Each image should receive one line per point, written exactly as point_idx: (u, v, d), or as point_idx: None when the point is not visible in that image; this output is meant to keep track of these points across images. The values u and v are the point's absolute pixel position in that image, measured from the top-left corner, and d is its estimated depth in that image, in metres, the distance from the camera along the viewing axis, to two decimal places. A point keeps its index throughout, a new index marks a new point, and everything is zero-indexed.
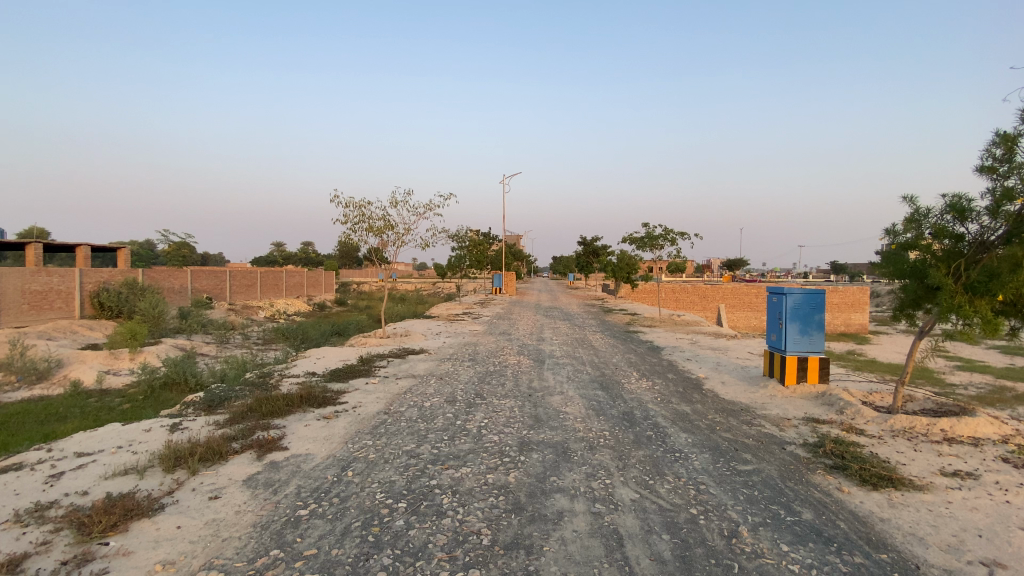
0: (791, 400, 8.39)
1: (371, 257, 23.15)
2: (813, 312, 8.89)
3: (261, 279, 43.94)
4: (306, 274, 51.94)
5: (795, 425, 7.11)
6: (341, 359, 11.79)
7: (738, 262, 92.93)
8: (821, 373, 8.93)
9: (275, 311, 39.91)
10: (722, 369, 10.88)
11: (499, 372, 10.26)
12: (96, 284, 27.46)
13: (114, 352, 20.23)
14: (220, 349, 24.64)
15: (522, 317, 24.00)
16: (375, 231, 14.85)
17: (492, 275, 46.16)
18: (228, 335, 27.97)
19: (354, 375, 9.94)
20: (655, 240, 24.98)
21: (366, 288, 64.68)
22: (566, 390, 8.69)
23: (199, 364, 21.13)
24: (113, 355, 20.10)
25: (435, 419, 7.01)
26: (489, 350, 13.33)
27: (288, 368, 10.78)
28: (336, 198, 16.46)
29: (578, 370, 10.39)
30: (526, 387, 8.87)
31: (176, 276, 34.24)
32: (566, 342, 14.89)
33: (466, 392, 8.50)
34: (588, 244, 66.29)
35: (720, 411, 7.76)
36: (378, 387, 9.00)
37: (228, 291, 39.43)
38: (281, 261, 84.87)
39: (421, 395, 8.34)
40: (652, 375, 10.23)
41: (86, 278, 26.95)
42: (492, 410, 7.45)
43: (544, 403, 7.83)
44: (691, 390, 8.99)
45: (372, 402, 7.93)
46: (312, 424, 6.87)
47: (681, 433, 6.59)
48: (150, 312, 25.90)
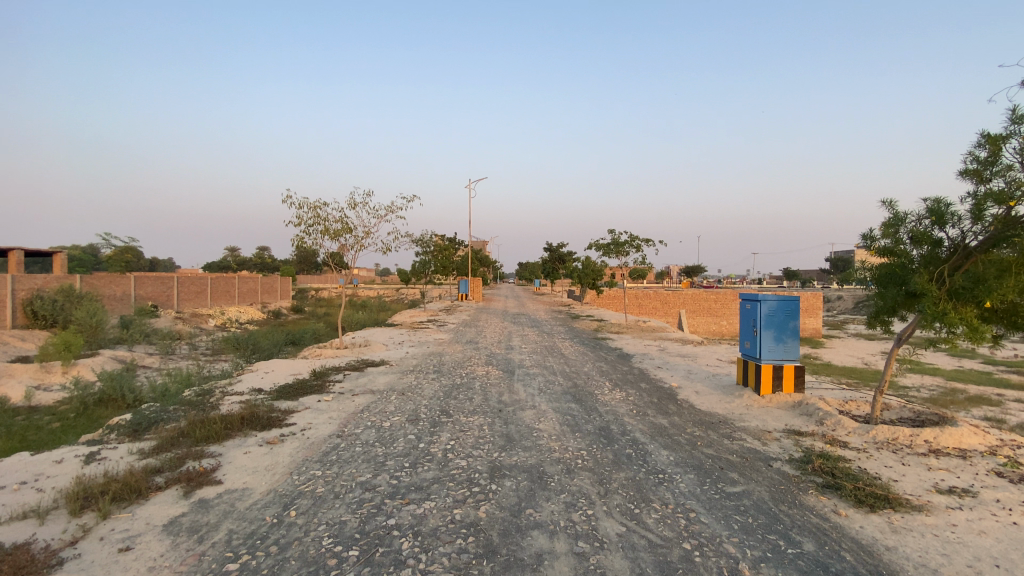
0: (769, 410, 8.11)
1: (330, 262, 21.99)
2: (788, 319, 8.68)
3: (212, 286, 41.61)
4: (262, 280, 49.67)
5: (777, 438, 6.80)
6: (293, 373, 10.83)
7: (696, 269, 95.31)
8: (796, 382, 8.72)
9: (228, 320, 37.79)
10: (695, 377, 10.58)
11: (467, 384, 9.63)
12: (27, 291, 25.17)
13: (42, 365, 18.37)
14: (165, 360, 22.89)
15: (488, 324, 23.38)
16: (332, 235, 13.94)
17: (457, 281, 45.39)
18: (174, 346, 26.08)
19: (305, 392, 9.07)
20: (622, 246, 24.91)
21: (326, 294, 62.48)
22: (539, 404, 8.14)
23: (139, 378, 19.45)
24: (42, 369, 18.26)
25: (396, 441, 6.32)
26: (455, 360, 12.67)
27: (233, 384, 9.78)
28: (286, 197, 14.76)
29: (549, 381, 9.86)
30: (496, 401, 8.26)
31: (117, 282, 31.88)
32: (535, 350, 14.36)
33: (430, 409, 7.83)
34: (553, 250, 66.32)
35: (698, 424, 7.37)
36: (333, 405, 8.20)
37: (177, 299, 37.08)
38: (234, 266, 81.13)
39: (381, 413, 7.62)
40: (625, 385, 9.81)
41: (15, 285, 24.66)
42: (459, 429, 6.82)
43: (515, 419, 7.25)
44: (667, 401, 8.59)
45: (325, 423, 7.17)
46: (252, 452, 6.08)
47: (662, 451, 6.13)
48: (86, 321, 23.84)
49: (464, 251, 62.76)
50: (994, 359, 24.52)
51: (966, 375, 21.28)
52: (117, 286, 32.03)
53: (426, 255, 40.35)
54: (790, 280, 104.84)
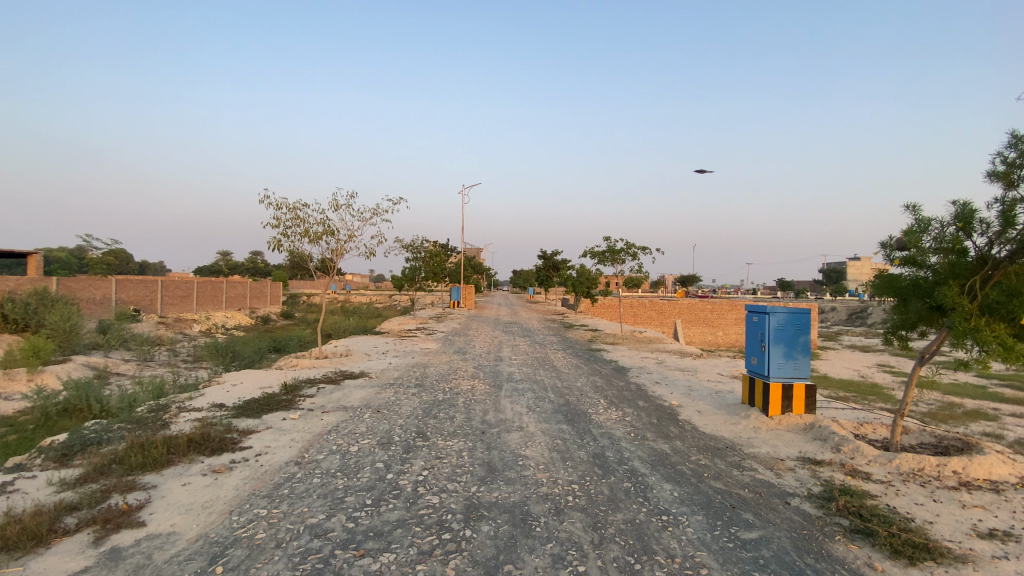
0: (779, 434, 7.37)
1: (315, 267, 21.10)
2: (798, 334, 8.01)
3: (198, 290, 40.55)
4: (250, 285, 48.62)
5: (791, 469, 6.05)
6: (262, 387, 9.98)
7: (690, 279, 95.20)
8: (807, 402, 8.03)
9: (213, 325, 36.71)
10: (696, 394, 9.82)
11: (449, 401, 8.82)
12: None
13: (7, 373, 17.37)
14: (141, 368, 21.89)
15: (479, 333, 22.51)
16: (311, 238, 13.12)
17: (450, 288, 44.61)
18: (152, 352, 25.03)
19: (269, 409, 8.25)
20: (617, 253, 24.22)
21: (317, 299, 61.30)
22: (527, 425, 7.35)
23: (111, 386, 18.45)
24: (6, 376, 17.27)
25: (361, 471, 5.52)
26: (440, 372, 11.84)
27: (192, 399, 8.92)
28: (264, 197, 13.89)
29: (539, 398, 9.08)
30: (480, 421, 7.47)
31: (97, 286, 30.86)
32: (525, 362, 13.55)
33: (405, 430, 7.02)
34: (547, 258, 65.52)
35: (703, 451, 6.62)
36: (298, 425, 7.38)
37: (161, 304, 36.00)
38: (224, 271, 79.77)
39: (349, 436, 6.81)
40: (621, 403, 9.05)
41: None
42: (435, 456, 6.03)
43: (501, 444, 6.48)
44: (667, 423, 7.84)
45: (284, 448, 6.35)
46: (193, 483, 5.28)
47: (666, 486, 5.37)
48: (59, 326, 22.81)
49: (457, 257, 62.01)
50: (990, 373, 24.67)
51: (964, 389, 20.78)
52: (97, 289, 31.00)
53: (417, 261, 39.45)
54: (783, 290, 104.92)
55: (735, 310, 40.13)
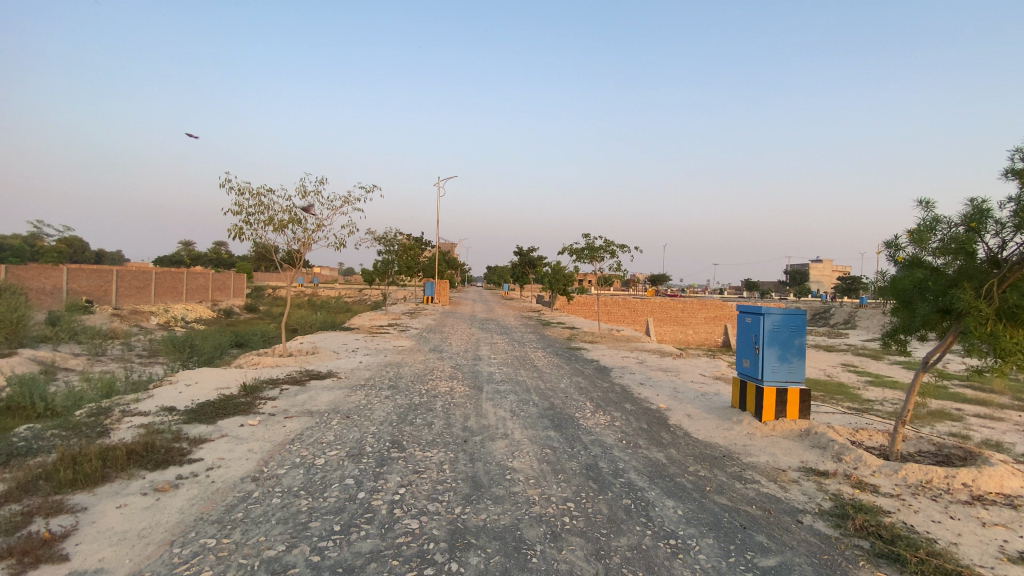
0: (776, 441, 7.03)
1: (282, 258, 19.98)
2: (794, 336, 7.63)
3: (157, 281, 38.40)
4: (214, 276, 46.46)
5: (796, 481, 5.69)
6: (219, 387, 9.11)
7: (662, 279, 96.93)
8: (801, 408, 7.70)
9: (173, 318, 34.85)
10: (684, 397, 9.46)
11: (427, 404, 8.19)
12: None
13: None
14: (91, 363, 20.33)
15: (455, 329, 21.82)
16: (277, 226, 12.21)
17: (424, 283, 43.67)
18: (105, 346, 23.41)
19: (226, 414, 7.43)
20: (596, 251, 23.89)
21: (285, 292, 59.17)
22: (512, 432, 6.80)
23: (55, 382, 17.01)
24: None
25: (328, 489, 4.86)
26: (415, 372, 11.16)
27: (139, 401, 8.02)
28: (225, 180, 12.66)
29: (522, 402, 8.52)
30: (461, 429, 6.87)
31: (45, 274, 28.75)
32: (505, 361, 12.98)
33: (378, 439, 6.37)
34: (523, 255, 65.07)
35: (701, 460, 6.20)
36: (257, 433, 6.62)
37: (116, 294, 33.91)
38: (186, 262, 76.40)
39: (316, 446, 6.11)
40: (608, 406, 8.59)
41: None
42: (413, 469, 5.43)
43: (486, 454, 5.93)
44: (659, 428, 7.40)
45: (240, 461, 5.61)
46: (131, 505, 4.51)
47: (669, 502, 4.91)
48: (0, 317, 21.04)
49: (431, 251, 60.90)
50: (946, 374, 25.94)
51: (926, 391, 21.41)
52: (46, 278, 28.96)
53: (390, 254, 38.34)
54: (750, 291, 107.68)
55: (704, 309, 40.80)
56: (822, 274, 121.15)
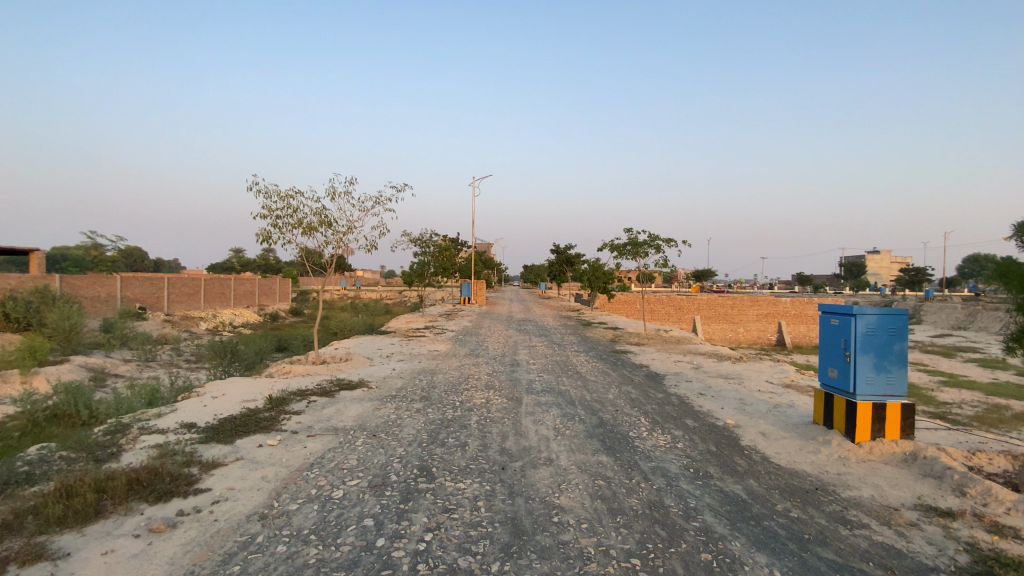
0: (876, 469, 5.81)
1: (318, 261, 19.73)
2: (892, 341, 6.38)
3: (206, 287, 39.58)
4: (259, 282, 47.69)
5: (916, 526, 4.50)
6: (245, 400, 8.61)
7: (705, 275, 93.30)
8: (903, 425, 6.41)
9: (220, 323, 35.80)
10: (753, 410, 8.26)
11: (460, 420, 7.39)
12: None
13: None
14: (139, 369, 20.77)
15: (491, 332, 21.07)
16: (305, 229, 11.73)
17: (461, 284, 43.27)
18: (155, 352, 23.96)
19: (246, 432, 6.86)
20: (639, 246, 22.61)
21: (326, 295, 60.19)
22: (557, 457, 5.89)
23: (104, 389, 17.31)
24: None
25: (343, 534, 4.11)
26: (450, 380, 10.43)
27: (160, 416, 7.59)
28: (254, 183, 12.27)
29: (568, 417, 7.59)
30: (498, 452, 6.01)
31: (101, 283, 29.93)
32: (545, 368, 12.06)
33: (405, 465, 5.60)
34: (560, 252, 63.71)
35: (790, 495, 5.09)
36: (274, 455, 5.98)
37: (168, 301, 35.04)
38: (237, 268, 79.25)
39: (336, 473, 5.40)
40: (666, 422, 7.52)
41: None
42: (442, 506, 4.60)
43: (528, 486, 5.04)
44: (731, 452, 6.29)
45: (250, 493, 4.95)
46: (118, 552, 3.89)
47: (760, 558, 3.85)
48: (59, 325, 21.77)
49: (468, 252, 60.61)
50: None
51: (1013, 393, 19.12)
52: (103, 287, 30.12)
53: (425, 256, 38.08)
54: (802, 284, 102.42)
55: (756, 305, 38.63)
56: (879, 265, 113.84)
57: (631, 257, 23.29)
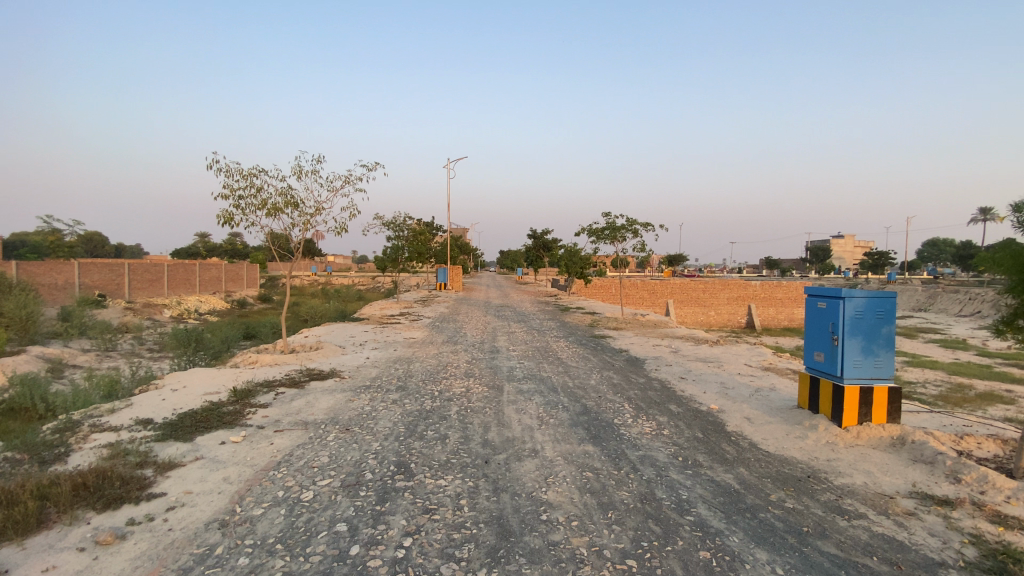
0: (866, 455, 5.75)
1: (287, 245, 18.91)
2: (880, 324, 6.31)
3: (169, 273, 37.85)
4: (226, 267, 45.94)
5: (915, 516, 4.41)
6: (208, 392, 8.06)
7: (679, 260, 94.56)
8: (889, 409, 6.39)
9: (185, 310, 34.33)
10: (736, 394, 8.17)
11: (439, 411, 7.04)
12: None
13: None
14: (98, 359, 19.66)
15: (469, 318, 20.70)
16: (270, 211, 11.08)
17: (437, 269, 42.62)
18: (115, 341, 22.75)
19: (207, 429, 6.35)
20: (617, 231, 22.43)
21: (297, 281, 58.56)
22: (542, 448, 5.61)
23: (59, 380, 16.28)
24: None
25: (313, 542, 3.74)
26: (427, 369, 10.06)
27: (113, 412, 6.99)
28: (211, 161, 11.24)
29: (551, 405, 7.34)
30: (480, 444, 5.70)
31: (58, 270, 28.28)
32: (526, 354, 11.80)
33: (380, 462, 5.23)
34: (536, 237, 63.41)
35: (783, 485, 4.95)
36: (238, 454, 5.53)
37: (129, 287, 33.35)
38: (203, 253, 76.36)
39: (306, 473, 5.00)
40: (650, 408, 7.34)
41: None
42: (422, 507, 4.26)
43: (513, 481, 4.75)
44: (719, 439, 6.14)
45: (211, 498, 4.50)
46: (59, 567, 3.42)
47: (760, 555, 3.67)
48: (10, 313, 20.36)
49: (443, 237, 59.66)
50: (989, 354, 24.30)
51: (972, 373, 19.90)
52: (58, 274, 28.46)
53: (399, 240, 37.22)
54: (771, 268, 105.13)
55: (727, 289, 39.27)
56: (844, 250, 117.80)
57: (609, 241, 23.12)
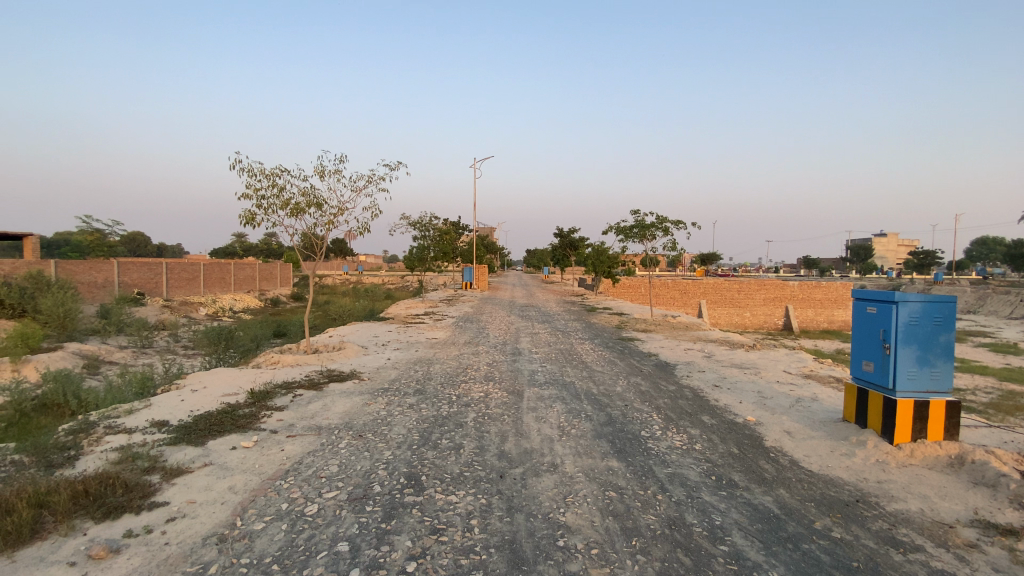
0: (921, 476, 5.16)
1: (313, 245, 19.03)
2: (937, 332, 5.69)
3: (205, 272, 38.95)
4: (260, 266, 47.08)
5: (983, 550, 3.85)
6: (226, 394, 8.01)
7: (711, 259, 92.12)
8: (947, 424, 5.74)
9: (220, 309, 35.25)
10: (773, 405, 7.60)
11: (456, 418, 6.74)
12: None
13: None
14: (134, 356, 20.23)
15: (493, 318, 20.40)
16: (292, 211, 11.03)
17: (463, 269, 42.56)
18: (151, 338, 23.42)
19: (220, 433, 6.24)
20: (647, 229, 21.75)
21: (327, 280, 59.48)
22: (562, 462, 5.25)
23: (95, 377, 16.76)
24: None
25: (311, 564, 3.49)
26: (447, 371, 9.80)
27: (131, 414, 6.99)
28: (234, 161, 10.98)
29: (573, 414, 6.96)
30: (496, 456, 5.38)
31: (99, 269, 29.31)
32: (549, 357, 11.42)
33: (390, 474, 4.95)
34: (563, 236, 62.73)
35: (829, 510, 4.44)
36: (247, 461, 5.37)
37: (167, 286, 34.45)
38: (238, 252, 78.60)
39: (313, 484, 4.77)
40: (681, 419, 6.88)
41: None
42: (429, 528, 3.95)
43: (529, 499, 4.41)
44: (755, 455, 5.65)
45: (213, 509, 4.33)
46: None
47: None
48: (53, 311, 21.13)
49: (470, 236, 59.65)
50: None
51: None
52: (99, 272, 29.53)
53: (425, 240, 37.28)
54: (807, 268, 101.45)
55: (762, 290, 37.86)
56: (887, 250, 112.73)
57: (638, 240, 22.44)
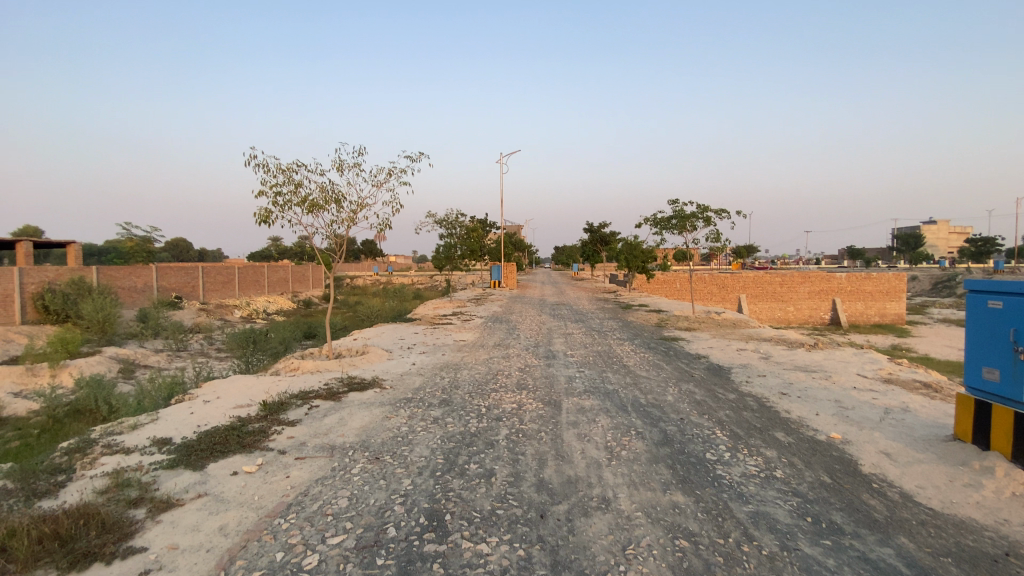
0: None
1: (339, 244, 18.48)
2: None
3: (239, 275, 39.38)
4: (291, 268, 47.50)
5: None
6: (238, 406, 7.37)
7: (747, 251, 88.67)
8: None
9: (254, 311, 35.54)
10: (858, 418, 6.44)
11: (486, 436, 5.86)
12: (40, 285, 22.97)
13: (31, 368, 15.72)
14: (168, 360, 20.17)
15: (523, 317, 19.45)
16: (309, 208, 10.41)
17: (492, 266, 41.80)
18: (186, 341, 23.51)
19: (222, 454, 5.54)
20: (687, 219, 20.40)
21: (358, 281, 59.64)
22: (615, 497, 4.31)
23: (129, 381, 16.64)
24: (30, 372, 15.43)
25: None
26: (476, 378, 8.95)
27: (135, 430, 6.41)
28: (250, 155, 10.17)
29: (621, 431, 5.99)
30: (534, 487, 4.48)
31: (138, 274, 29.71)
32: (587, 360, 10.45)
33: (406, 513, 4.10)
34: (592, 231, 61.12)
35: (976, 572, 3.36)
36: (246, 490, 4.65)
37: (203, 289, 34.92)
38: (272, 255, 79.89)
39: (315, 525, 3.96)
40: (751, 437, 5.82)
41: (27, 278, 22.55)
42: None
43: (578, 551, 3.50)
44: (856, 487, 4.56)
45: (196, 559, 3.57)
46: None
47: None
48: (94, 316, 21.41)
49: (499, 233, 58.81)
50: None
51: None
52: (139, 277, 29.93)
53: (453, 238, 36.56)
54: (852, 259, 96.44)
55: (807, 282, 35.69)
56: (939, 238, 106.42)
57: (678, 231, 21.07)
